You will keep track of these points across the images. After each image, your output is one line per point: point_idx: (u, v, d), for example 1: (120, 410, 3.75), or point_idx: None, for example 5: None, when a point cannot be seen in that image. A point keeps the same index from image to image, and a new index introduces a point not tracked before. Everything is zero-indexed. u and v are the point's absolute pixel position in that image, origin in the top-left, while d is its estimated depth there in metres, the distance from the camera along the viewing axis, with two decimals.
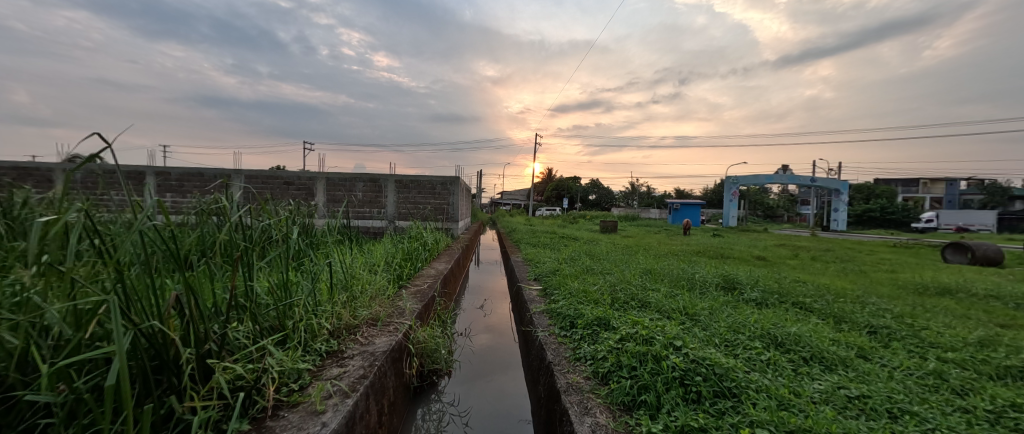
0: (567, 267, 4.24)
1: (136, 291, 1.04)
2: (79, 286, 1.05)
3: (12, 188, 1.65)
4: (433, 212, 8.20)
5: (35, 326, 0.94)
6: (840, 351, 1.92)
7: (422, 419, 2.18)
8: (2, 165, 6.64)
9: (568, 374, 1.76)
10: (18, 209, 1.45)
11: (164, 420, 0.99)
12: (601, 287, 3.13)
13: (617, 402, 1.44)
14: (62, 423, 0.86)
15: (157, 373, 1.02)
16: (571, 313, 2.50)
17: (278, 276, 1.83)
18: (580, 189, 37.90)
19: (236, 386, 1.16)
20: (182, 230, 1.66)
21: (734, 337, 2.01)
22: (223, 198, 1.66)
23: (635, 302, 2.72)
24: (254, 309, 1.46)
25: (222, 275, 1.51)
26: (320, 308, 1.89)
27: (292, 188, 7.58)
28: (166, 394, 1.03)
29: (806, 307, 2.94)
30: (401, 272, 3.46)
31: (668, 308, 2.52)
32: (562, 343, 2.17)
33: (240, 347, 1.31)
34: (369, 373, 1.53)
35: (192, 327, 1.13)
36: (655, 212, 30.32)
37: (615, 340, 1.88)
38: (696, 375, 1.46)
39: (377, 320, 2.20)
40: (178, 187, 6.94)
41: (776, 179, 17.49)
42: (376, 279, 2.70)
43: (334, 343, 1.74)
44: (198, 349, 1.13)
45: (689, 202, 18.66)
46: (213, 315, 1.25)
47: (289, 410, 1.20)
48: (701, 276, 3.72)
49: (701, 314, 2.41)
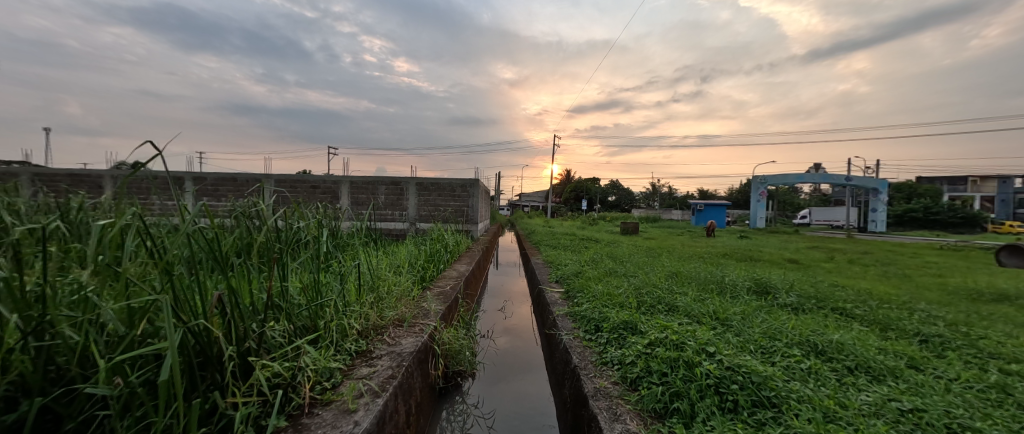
0: (589, 270, 4.19)
1: (183, 289, 1.09)
2: (132, 286, 1.12)
3: (70, 195, 1.77)
4: (453, 214, 8.28)
5: (92, 324, 1.01)
6: (888, 361, 1.80)
7: (446, 420, 2.19)
8: (56, 172, 7.12)
9: (595, 379, 1.72)
10: (77, 213, 1.56)
11: (208, 415, 1.03)
12: (626, 290, 3.07)
13: (647, 408, 1.40)
14: (117, 414, 0.90)
15: (202, 369, 1.05)
16: (596, 316, 2.45)
17: (309, 278, 1.88)
18: (600, 190, 37.44)
19: (274, 383, 1.20)
20: (221, 231, 1.75)
21: (769, 343, 1.92)
22: (258, 201, 1.75)
23: (662, 305, 2.65)
24: (289, 309, 1.50)
25: (259, 275, 1.57)
26: (350, 308, 1.93)
27: (318, 192, 7.83)
28: (210, 389, 1.06)
29: (846, 314, 2.78)
30: (424, 273, 3.51)
31: (697, 312, 2.44)
32: (587, 347, 2.13)
33: (276, 346, 1.34)
34: (398, 373, 1.55)
35: (232, 326, 1.16)
36: (677, 214, 29.56)
37: (644, 345, 1.83)
38: (731, 383, 1.40)
39: (403, 321, 2.23)
40: (214, 191, 7.30)
41: (807, 178, 16.72)
42: (400, 280, 2.74)
43: (363, 343, 1.77)
44: (238, 346, 1.16)
45: (714, 203, 18.05)
46: (252, 315, 1.29)
47: (323, 408, 1.23)
48: (730, 280, 3.59)
49: (733, 319, 2.32)
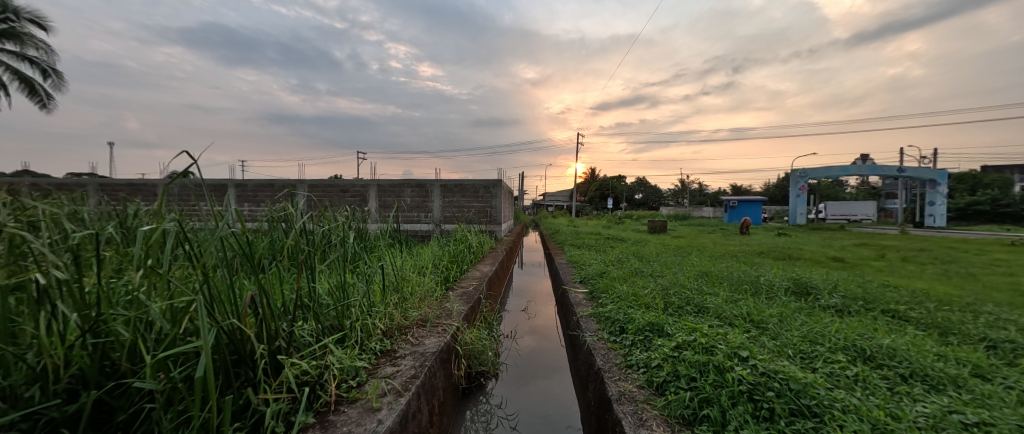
0: (614, 269, 4.10)
1: (219, 290, 1.16)
2: (175, 287, 1.20)
3: (126, 203, 1.92)
4: (477, 215, 8.34)
5: (141, 322, 1.09)
6: (948, 369, 1.63)
7: (470, 420, 2.21)
8: (118, 183, 7.81)
9: (619, 382, 1.68)
10: (132, 220, 1.69)
11: (243, 410, 1.09)
12: (652, 290, 2.97)
13: (675, 414, 1.35)
14: (162, 407, 0.97)
15: (236, 366, 1.11)
16: (621, 317, 2.38)
17: (336, 279, 1.95)
18: (626, 188, 36.59)
19: (302, 381, 1.25)
20: (256, 235, 1.85)
21: (810, 348, 1.79)
22: (288, 206, 1.83)
23: (691, 307, 2.54)
24: (316, 309, 1.56)
25: (289, 276, 1.64)
26: (374, 308, 1.98)
27: (347, 196, 8.12)
28: (243, 385, 1.12)
29: (899, 316, 2.56)
30: (448, 274, 3.55)
31: (730, 314, 2.33)
32: (612, 350, 2.08)
33: (305, 344, 1.40)
34: (420, 373, 1.57)
35: (264, 325, 1.22)
36: (708, 211, 28.39)
37: (670, 348, 1.76)
38: (767, 390, 1.32)
39: (426, 321, 2.26)
40: (253, 197, 7.74)
41: (852, 170, 15.58)
42: (424, 280, 2.79)
43: (387, 343, 1.82)
44: (269, 345, 1.22)
45: (748, 199, 17.18)
46: (282, 315, 1.35)
47: (348, 406, 1.26)
48: (767, 280, 3.39)
49: (770, 322, 2.18)
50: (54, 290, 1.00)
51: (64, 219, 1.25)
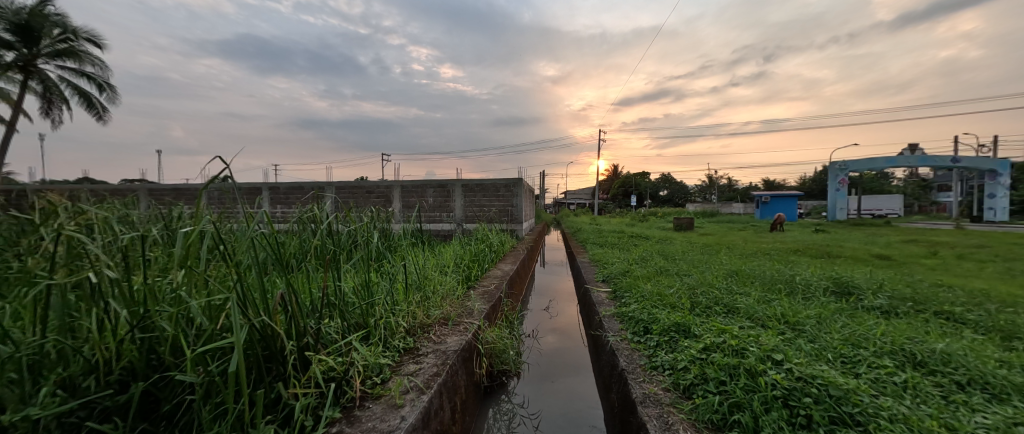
0: (638, 268, 4.00)
1: (250, 289, 1.21)
2: (213, 286, 1.27)
3: (170, 206, 2.05)
4: (498, 214, 8.37)
5: (182, 318, 1.15)
6: (1014, 377, 1.48)
7: (493, 418, 2.22)
8: (164, 188, 8.37)
9: (644, 384, 1.63)
10: (175, 222, 1.80)
11: (275, 403, 1.14)
12: (678, 290, 2.87)
13: (703, 419, 1.30)
14: (201, 399, 1.03)
15: (268, 361, 1.16)
16: (645, 317, 2.32)
17: (362, 278, 2.00)
18: (650, 185, 35.67)
19: (329, 377, 1.29)
20: (286, 236, 1.92)
21: (852, 352, 1.68)
22: (315, 208, 1.90)
23: (720, 307, 2.44)
24: (342, 307, 1.61)
25: (316, 276, 1.70)
26: (398, 307, 2.02)
27: (373, 197, 8.35)
28: (275, 380, 1.17)
29: (954, 319, 2.35)
30: (469, 273, 3.58)
31: (762, 315, 2.22)
32: (635, 350, 2.03)
33: (331, 341, 1.44)
34: (442, 371, 1.59)
35: (293, 322, 1.27)
36: (738, 207, 27.26)
37: (698, 350, 1.70)
38: (804, 395, 1.24)
39: (448, 319, 2.29)
40: (285, 199, 8.10)
41: (899, 161, 14.49)
42: (446, 279, 2.83)
43: (410, 341, 1.85)
44: (298, 341, 1.27)
45: (782, 194, 16.34)
46: (310, 313, 1.40)
47: (373, 402, 1.29)
48: (803, 279, 3.21)
49: (806, 324, 2.06)
50: (106, 288, 1.07)
51: (115, 220, 1.34)
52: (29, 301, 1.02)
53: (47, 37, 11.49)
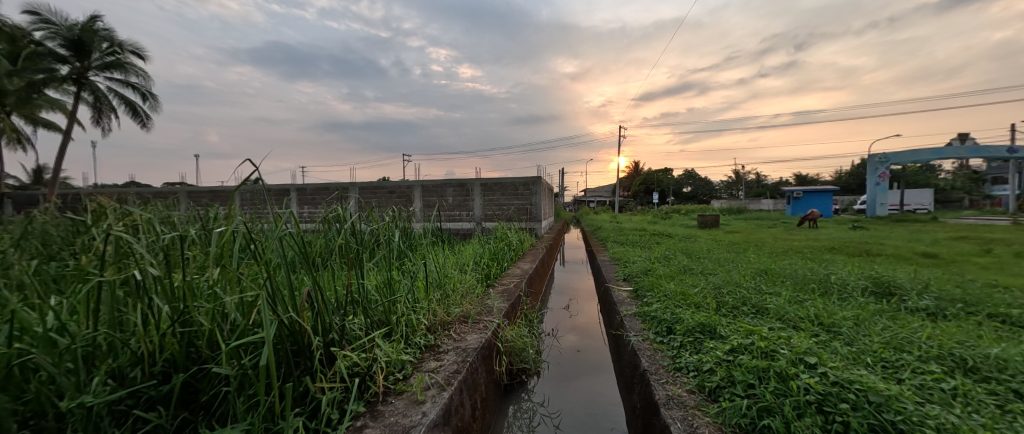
0: (661, 267, 3.90)
1: (279, 287, 1.26)
2: (245, 283, 1.33)
3: (207, 208, 2.16)
4: (517, 213, 8.37)
5: (218, 314, 1.21)
6: None
7: (513, 416, 2.22)
8: (201, 190, 8.86)
9: (667, 386, 1.59)
10: (211, 222, 1.91)
11: (303, 396, 1.18)
12: (703, 289, 2.78)
13: (731, 423, 1.25)
14: (236, 391, 1.08)
15: (297, 356, 1.21)
16: (668, 317, 2.27)
17: (384, 276, 2.05)
18: (673, 182, 34.74)
19: (353, 372, 1.33)
20: (313, 235, 1.99)
21: (895, 356, 1.57)
22: (339, 208, 1.95)
23: (748, 307, 2.35)
24: (365, 304, 1.65)
25: (341, 274, 1.75)
26: (419, 305, 2.06)
27: (394, 197, 8.54)
28: (303, 374, 1.22)
29: (1012, 322, 2.16)
30: (489, 271, 3.60)
31: (794, 316, 2.11)
32: (658, 351, 1.98)
33: (355, 337, 1.48)
34: (462, 368, 1.60)
35: (319, 319, 1.32)
36: (767, 204, 26.14)
37: (724, 352, 1.64)
38: (841, 401, 1.17)
39: (468, 317, 2.31)
40: (312, 200, 8.40)
41: (947, 152, 13.48)
42: (465, 278, 2.85)
43: (431, 338, 1.88)
44: (324, 338, 1.31)
45: (815, 189, 15.54)
46: (335, 310, 1.44)
47: (395, 398, 1.32)
48: (839, 278, 3.04)
49: (843, 326, 1.95)
50: (150, 285, 1.14)
51: (157, 220, 1.42)
52: (83, 297, 1.10)
53: (97, 50, 12.34)
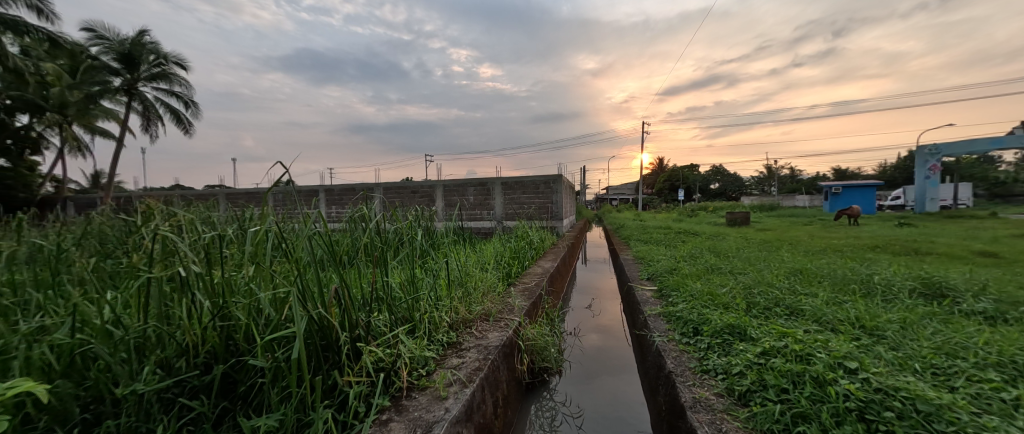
0: (686, 266, 3.79)
1: (308, 283, 1.31)
2: (277, 280, 1.39)
3: (243, 208, 2.28)
4: (538, 211, 8.34)
5: (253, 309, 1.28)
6: None
7: (535, 415, 2.22)
8: (238, 192, 9.36)
9: (693, 388, 1.54)
10: (247, 222, 2.01)
11: (331, 389, 1.23)
12: (732, 289, 2.68)
13: (762, 429, 1.20)
14: (270, 382, 1.14)
15: (326, 350, 1.26)
16: (694, 317, 2.20)
17: (407, 273, 2.09)
18: (700, 178, 33.59)
19: (379, 367, 1.37)
20: (339, 234, 2.06)
21: (946, 362, 1.46)
22: (364, 208, 2.02)
23: (781, 308, 2.24)
24: (389, 301, 1.69)
25: (366, 271, 1.81)
26: (441, 302, 2.09)
27: (417, 197, 8.71)
28: (332, 368, 1.27)
29: None
30: (510, 270, 3.61)
31: (832, 318, 2.00)
32: (684, 352, 1.93)
33: (380, 333, 1.53)
34: (484, 366, 1.61)
35: (346, 315, 1.36)
36: (802, 200, 24.82)
37: (754, 355, 1.57)
38: (884, 409, 1.10)
39: (489, 315, 2.33)
40: (339, 200, 8.70)
41: (1008, 142, 12.33)
42: (487, 276, 2.87)
43: (453, 335, 1.91)
44: (351, 333, 1.36)
45: (856, 184, 14.61)
46: (360, 307, 1.49)
47: (419, 393, 1.35)
48: (883, 278, 2.85)
49: (887, 329, 1.82)
50: (193, 280, 1.22)
51: (198, 220, 1.51)
52: (134, 292, 1.18)
53: (145, 62, 13.24)
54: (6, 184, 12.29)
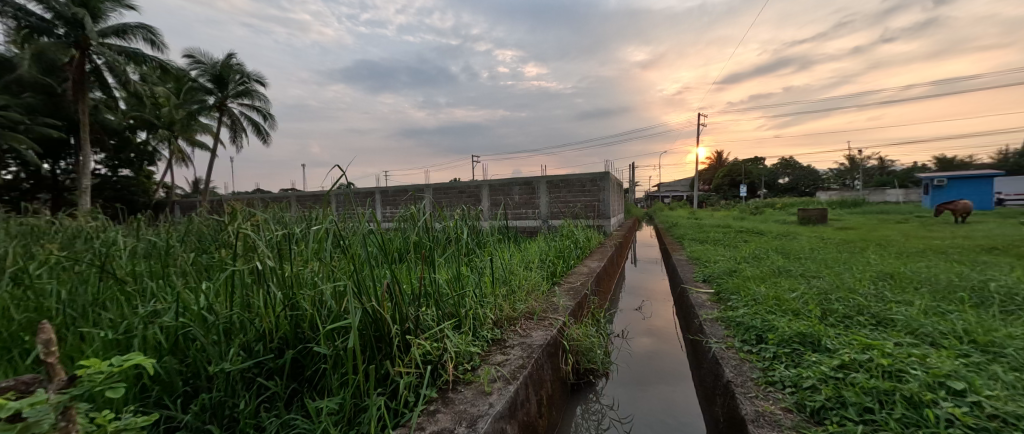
0: (749, 268, 3.47)
1: (362, 278, 1.40)
2: (336, 274, 1.51)
3: (310, 209, 2.51)
4: (584, 209, 8.17)
5: (317, 301, 1.39)
6: None
7: (581, 417, 2.18)
8: (306, 194, 10.34)
9: (756, 401, 1.41)
10: (313, 221, 2.21)
11: (385, 378, 1.31)
12: (803, 294, 2.41)
13: None
14: (331, 368, 1.24)
15: (379, 342, 1.35)
16: (758, 324, 2.01)
17: (454, 271, 2.16)
18: (765, 172, 30.66)
19: (427, 359, 1.43)
20: (391, 232, 2.18)
21: None
22: (413, 207, 2.11)
23: (865, 318, 1.97)
24: (437, 297, 1.76)
25: (415, 267, 1.89)
26: (486, 299, 2.13)
27: (464, 196, 8.97)
28: (385, 359, 1.34)
29: None
30: (554, 269, 3.58)
31: (932, 331, 1.71)
32: (745, 361, 1.77)
33: (428, 326, 1.59)
34: (528, 363, 1.61)
35: (397, 309, 1.44)
36: (893, 194, 21.65)
37: (831, 368, 1.40)
38: None
39: (533, 314, 2.33)
40: (392, 201, 9.24)
41: None
42: (531, 275, 2.87)
43: (498, 332, 1.94)
44: (402, 326, 1.43)
45: (965, 174, 12.41)
46: (410, 302, 1.56)
47: (465, 387, 1.40)
48: (1003, 286, 2.39)
49: (1008, 346, 1.52)
50: (268, 273, 1.36)
51: (272, 219, 1.68)
52: (223, 282, 1.35)
53: (232, 82, 15.04)
54: (130, 190, 14.81)
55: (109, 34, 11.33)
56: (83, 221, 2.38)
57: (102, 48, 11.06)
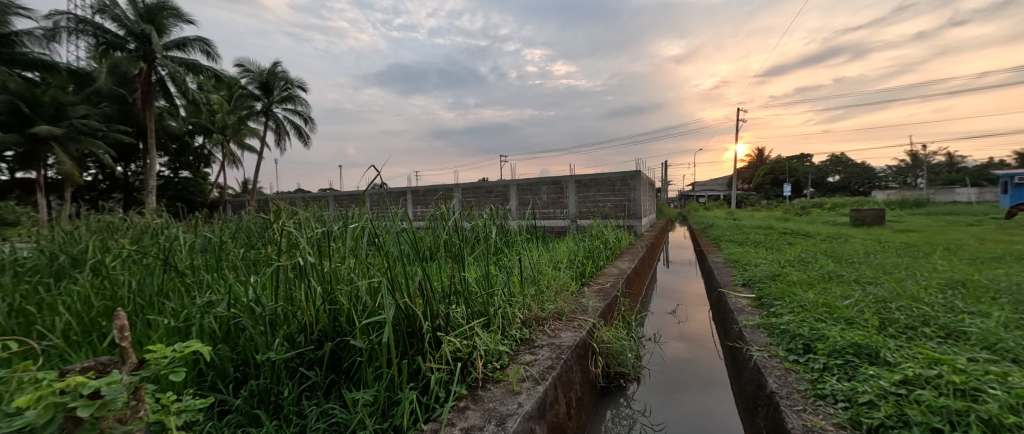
0: (794, 272, 3.25)
1: (395, 275, 1.44)
2: (371, 271, 1.56)
3: (346, 207, 2.62)
4: (614, 209, 7.99)
5: (353, 296, 1.45)
6: None
7: (611, 421, 2.13)
8: (342, 194, 10.83)
9: (804, 414, 1.32)
10: (350, 220, 2.30)
11: (417, 374, 1.34)
12: (857, 302, 2.22)
13: None
14: (366, 361, 1.28)
15: (411, 337, 1.38)
16: (805, 332, 1.88)
17: (483, 269, 2.18)
18: (812, 169, 28.62)
19: (457, 356, 1.45)
20: (423, 231, 2.23)
21: None
22: (444, 207, 2.15)
23: (931, 329, 1.78)
24: (466, 295, 1.78)
25: (445, 265, 1.92)
26: (514, 298, 2.13)
27: (492, 196, 9.04)
28: (417, 354, 1.38)
29: None
30: (583, 269, 3.52)
31: (1015, 346, 1.52)
32: (790, 371, 1.66)
33: (458, 324, 1.61)
34: (557, 364, 1.60)
35: (428, 305, 1.47)
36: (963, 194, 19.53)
37: (891, 383, 1.28)
38: None
39: (562, 314, 2.31)
40: (422, 200, 9.47)
41: None
42: (560, 275, 2.85)
43: (526, 332, 1.93)
44: (433, 323, 1.46)
45: None
46: (440, 300, 1.59)
47: (494, 385, 1.40)
48: None
49: None
50: (309, 269, 1.43)
51: (312, 217, 1.77)
52: (269, 277, 1.44)
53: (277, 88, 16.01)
54: (189, 190, 16.17)
55: (172, 48, 12.42)
56: (149, 218, 2.62)
57: (166, 61, 12.14)
